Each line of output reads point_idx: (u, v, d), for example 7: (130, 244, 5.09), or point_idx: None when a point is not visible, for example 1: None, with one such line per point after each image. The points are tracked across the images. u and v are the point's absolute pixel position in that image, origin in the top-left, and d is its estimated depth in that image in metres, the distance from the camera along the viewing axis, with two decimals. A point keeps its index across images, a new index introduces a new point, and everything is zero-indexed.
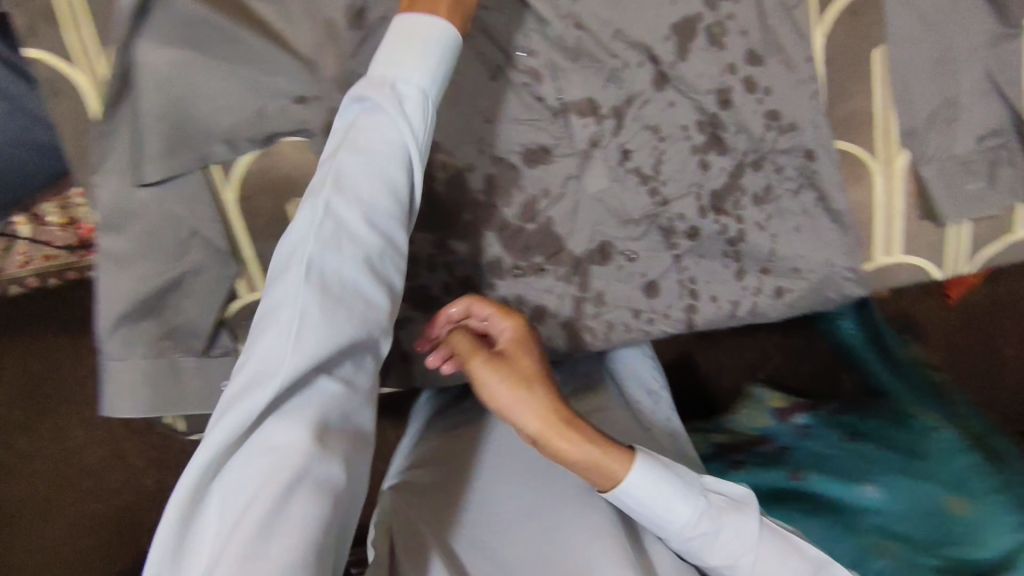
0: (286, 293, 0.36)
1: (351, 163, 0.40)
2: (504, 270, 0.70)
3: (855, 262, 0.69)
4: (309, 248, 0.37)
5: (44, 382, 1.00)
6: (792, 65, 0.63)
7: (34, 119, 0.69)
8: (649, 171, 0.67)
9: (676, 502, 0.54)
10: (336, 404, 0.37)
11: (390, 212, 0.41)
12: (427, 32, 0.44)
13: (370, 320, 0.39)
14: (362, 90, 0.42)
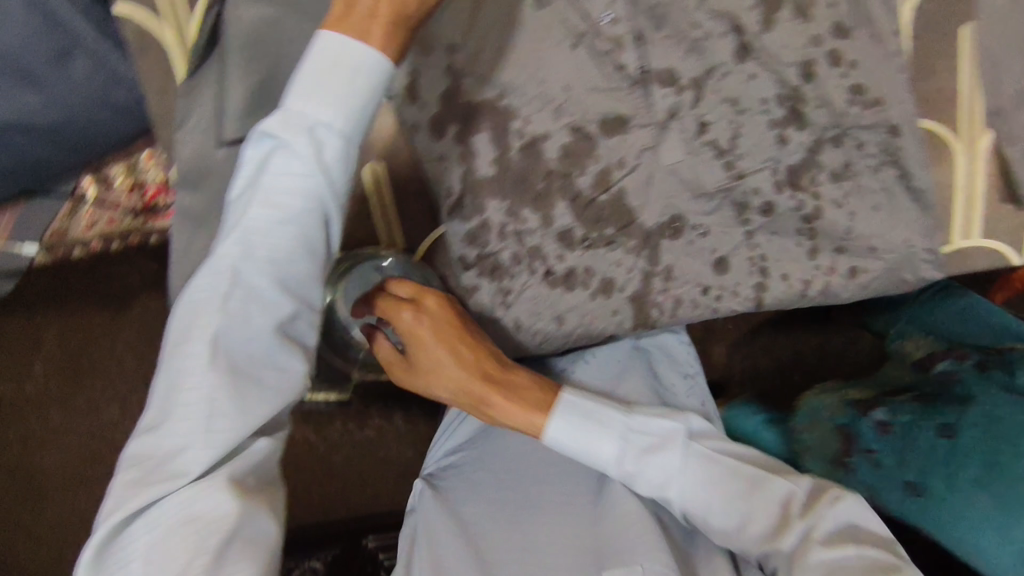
0: (195, 370, 0.47)
1: (261, 243, 0.49)
2: (574, 241, 0.69)
3: (934, 243, 0.68)
4: (215, 327, 0.48)
5: (70, 362, 1.05)
6: (880, 38, 0.63)
7: (118, 80, 0.71)
8: (726, 144, 0.66)
9: (593, 443, 0.64)
10: (255, 459, 0.51)
11: (302, 279, 0.51)
12: (354, 65, 0.49)
13: (284, 382, 0.51)
14: (282, 134, 0.49)
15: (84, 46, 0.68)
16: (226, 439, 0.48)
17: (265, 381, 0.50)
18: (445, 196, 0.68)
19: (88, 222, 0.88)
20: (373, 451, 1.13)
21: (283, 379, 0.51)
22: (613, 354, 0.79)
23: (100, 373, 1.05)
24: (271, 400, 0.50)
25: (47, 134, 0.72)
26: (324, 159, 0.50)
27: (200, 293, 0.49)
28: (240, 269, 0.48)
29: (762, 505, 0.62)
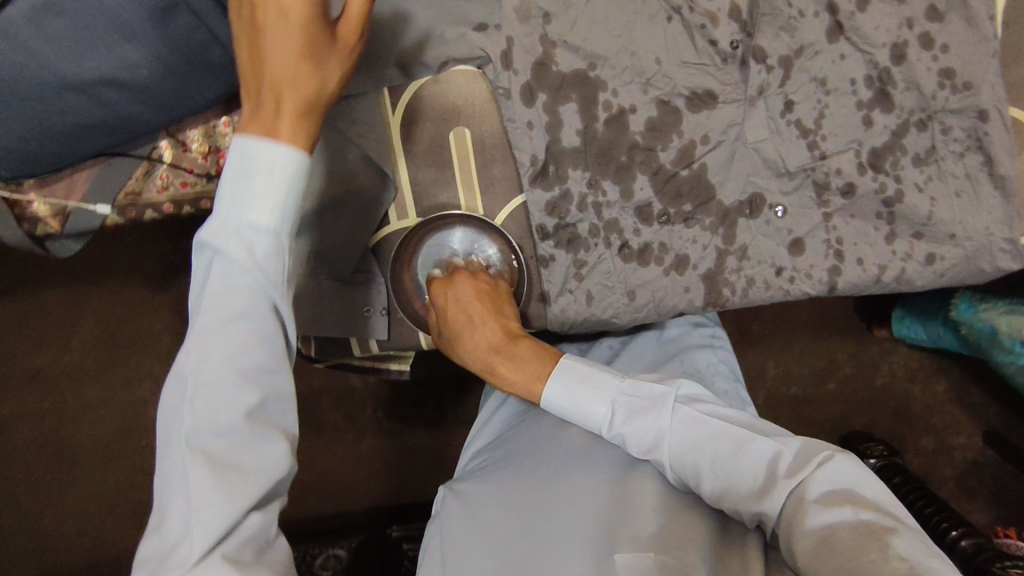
0: (178, 470, 0.44)
1: (212, 343, 0.45)
2: (651, 216, 0.69)
3: (1015, 233, 0.67)
4: (186, 426, 0.44)
5: (120, 336, 1.16)
6: (975, 22, 0.63)
7: (213, 37, 0.74)
8: (810, 124, 0.67)
9: (578, 400, 0.63)
10: (252, 539, 0.46)
11: (269, 363, 0.46)
12: (270, 161, 0.44)
13: (266, 465, 0.46)
14: (213, 237, 0.45)
15: (187, 3, 0.71)
16: (213, 531, 0.43)
17: (249, 467, 0.45)
18: (528, 164, 0.69)
19: (162, 184, 0.86)
20: (401, 438, 1.15)
21: (270, 464, 0.46)
22: (651, 340, 0.79)
23: (141, 347, 1.16)
24: (257, 486, 0.45)
25: (139, 91, 0.74)
26: (257, 257, 0.45)
27: (172, 397, 0.46)
28: (199, 369, 0.45)
29: (751, 467, 0.56)
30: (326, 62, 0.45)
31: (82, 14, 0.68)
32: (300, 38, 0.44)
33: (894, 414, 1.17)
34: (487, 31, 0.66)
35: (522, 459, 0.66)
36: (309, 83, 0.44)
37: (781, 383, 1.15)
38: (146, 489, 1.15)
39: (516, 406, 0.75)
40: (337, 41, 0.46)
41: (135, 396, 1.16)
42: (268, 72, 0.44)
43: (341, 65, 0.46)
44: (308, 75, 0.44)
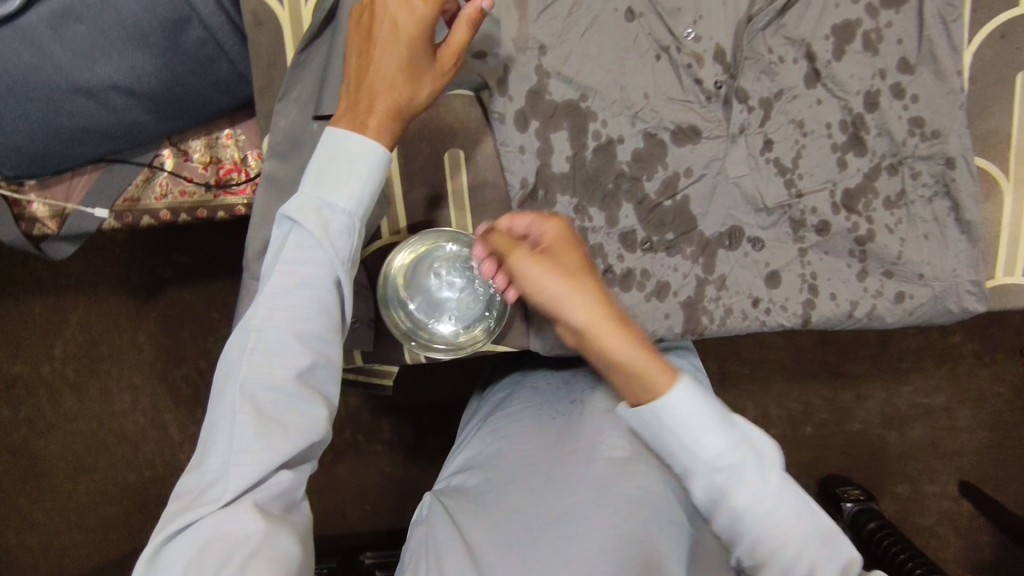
0: (229, 413, 0.51)
1: (279, 300, 0.53)
2: (635, 242, 0.72)
3: (980, 276, 0.70)
4: (243, 374, 0.52)
5: (100, 346, 1.17)
6: (944, 75, 0.67)
7: (222, 52, 0.77)
8: (788, 163, 0.70)
9: (697, 433, 0.55)
10: (281, 491, 0.53)
11: (321, 334, 0.55)
12: (353, 148, 0.55)
13: (306, 424, 0.53)
14: (294, 209, 0.54)
15: (200, 18, 0.74)
16: (250, 472, 0.50)
17: (290, 424, 0.53)
18: (518, 186, 0.71)
19: (160, 193, 0.87)
20: (379, 462, 1.15)
21: (308, 424, 0.53)
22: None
23: (122, 359, 1.17)
24: (296, 440, 0.53)
25: (147, 99, 0.77)
26: (330, 232, 0.55)
27: (234, 350, 0.54)
28: (263, 324, 0.53)
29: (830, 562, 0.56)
30: (421, 76, 0.57)
31: (96, 20, 0.71)
32: (406, 55, 0.56)
33: (867, 457, 1.18)
34: (485, 59, 0.68)
35: (521, 473, 0.66)
36: (402, 93, 0.57)
37: (758, 425, 1.17)
38: (122, 502, 1.18)
39: (516, 412, 0.75)
40: (434, 63, 0.58)
41: (110, 409, 1.17)
42: (373, 77, 0.57)
43: (430, 82, 0.58)
44: (403, 87, 0.57)
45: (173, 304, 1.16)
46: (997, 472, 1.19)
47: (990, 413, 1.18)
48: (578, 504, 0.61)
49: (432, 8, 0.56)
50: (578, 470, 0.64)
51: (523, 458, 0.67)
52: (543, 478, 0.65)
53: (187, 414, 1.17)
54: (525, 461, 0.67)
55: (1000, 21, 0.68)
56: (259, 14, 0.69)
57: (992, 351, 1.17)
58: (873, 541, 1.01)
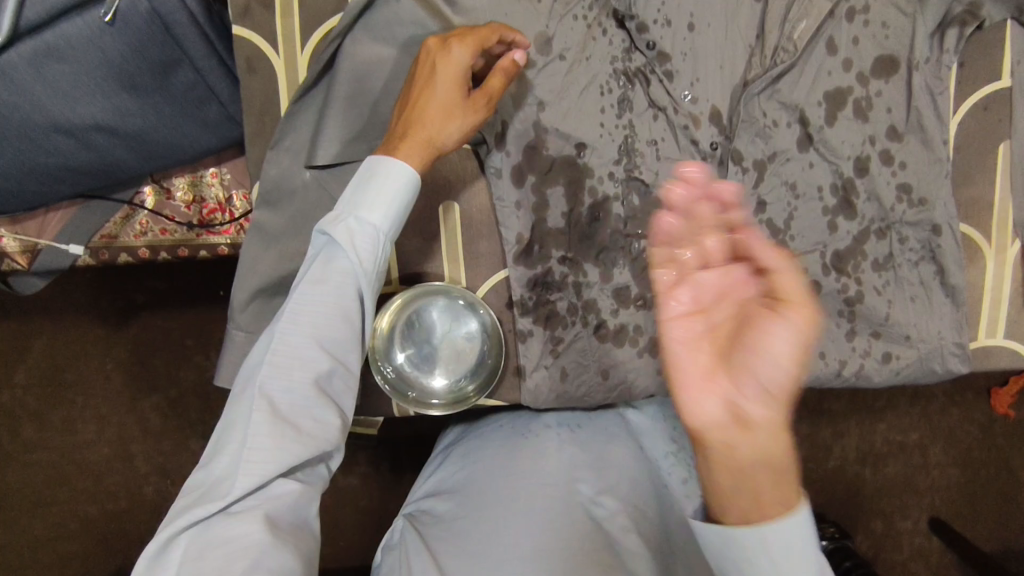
0: (245, 414, 0.51)
1: (304, 307, 0.53)
2: (629, 299, 0.71)
3: (963, 338, 0.72)
4: (262, 376, 0.52)
5: (65, 377, 1.12)
6: (931, 145, 0.69)
7: (212, 94, 0.76)
8: (781, 224, 0.71)
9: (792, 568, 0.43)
10: (288, 501, 0.52)
11: (342, 344, 0.55)
12: (387, 168, 0.56)
13: (319, 431, 0.53)
14: (328, 224, 0.55)
15: (191, 61, 0.72)
16: (258, 477, 0.50)
17: (303, 428, 0.52)
18: (513, 242, 0.70)
19: (139, 230, 0.85)
20: (355, 497, 1.13)
21: (322, 431, 0.53)
22: (604, 418, 0.79)
23: (88, 389, 1.12)
24: (308, 447, 0.52)
25: (130, 140, 0.75)
26: (356, 243, 0.55)
27: (258, 355, 0.54)
28: (286, 328, 0.53)
29: None
30: (450, 110, 0.59)
31: (80, 61, 0.68)
32: (442, 92, 0.58)
33: (842, 492, 1.19)
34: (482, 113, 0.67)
35: (495, 492, 0.67)
36: (433, 126, 0.58)
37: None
38: (83, 537, 1.13)
39: (490, 434, 0.77)
40: (467, 102, 0.59)
41: (73, 439, 1.13)
42: (410, 112, 0.59)
43: (462, 119, 0.59)
44: (435, 120, 0.58)
45: (146, 330, 1.12)
46: (966, 514, 1.21)
47: (961, 451, 1.20)
48: (546, 522, 0.63)
49: (468, 52, 0.59)
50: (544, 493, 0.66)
51: (503, 477, 0.69)
52: (516, 499, 0.66)
53: (153, 447, 1.12)
54: (506, 480, 0.68)
55: (983, 94, 0.71)
56: (252, 60, 0.68)
57: (964, 394, 1.19)
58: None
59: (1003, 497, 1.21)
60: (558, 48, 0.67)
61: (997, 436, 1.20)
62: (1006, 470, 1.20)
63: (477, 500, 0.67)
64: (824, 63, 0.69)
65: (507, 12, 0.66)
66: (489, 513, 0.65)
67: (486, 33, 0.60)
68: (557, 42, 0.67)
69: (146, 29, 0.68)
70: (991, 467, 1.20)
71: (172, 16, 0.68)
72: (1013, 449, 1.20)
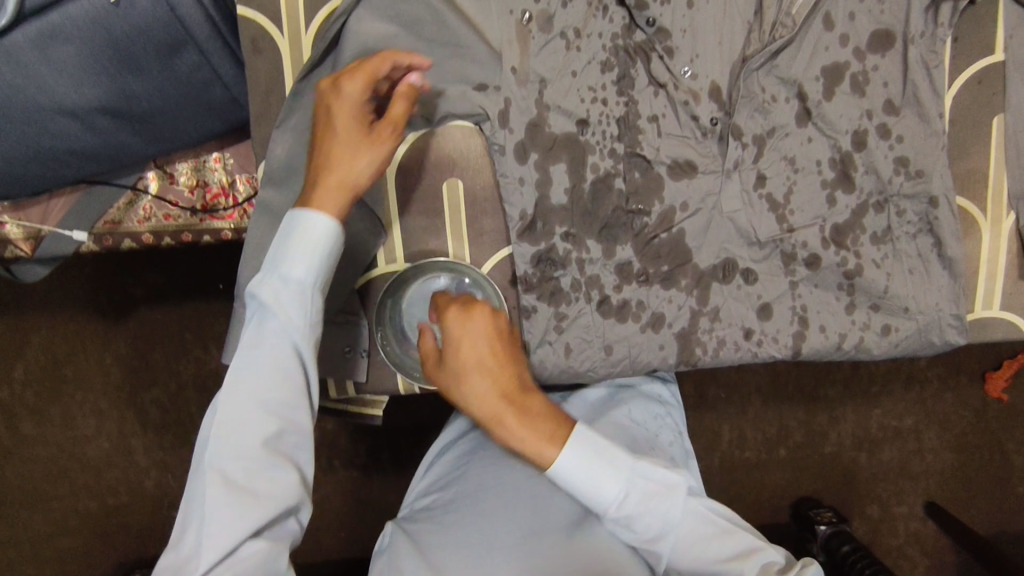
0: (200, 490, 0.52)
1: (239, 376, 0.54)
2: (631, 274, 0.73)
3: (961, 310, 0.73)
4: (207, 451, 0.53)
5: (66, 371, 1.12)
6: (927, 117, 0.70)
7: (217, 76, 0.76)
8: (780, 198, 0.72)
9: (592, 498, 0.62)
10: (258, 563, 0.52)
11: (287, 400, 0.55)
12: (305, 226, 0.56)
13: (276, 491, 0.53)
14: (254, 292, 0.56)
15: (196, 43, 0.73)
16: (219, 546, 0.50)
17: (259, 492, 0.52)
18: (517, 219, 0.71)
19: (143, 216, 0.85)
20: (356, 487, 1.13)
21: (279, 490, 0.53)
22: (587, 396, 0.80)
23: (88, 382, 1.12)
24: (266, 507, 0.52)
25: (134, 122, 0.76)
26: (283, 303, 0.56)
27: (206, 428, 0.55)
28: (223, 399, 0.54)
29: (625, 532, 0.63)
30: (356, 146, 0.59)
31: (87, 42, 0.68)
32: (342, 132, 0.59)
33: (838, 474, 1.21)
34: (486, 91, 0.68)
35: (470, 504, 0.66)
36: (343, 163, 0.59)
37: (736, 448, 1.19)
38: (86, 530, 1.14)
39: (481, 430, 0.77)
40: (372, 134, 0.60)
41: (76, 433, 1.13)
42: (320, 154, 0.60)
43: (370, 151, 0.59)
44: (342, 157, 0.59)
45: (143, 324, 1.11)
46: (964, 494, 1.22)
47: (957, 434, 1.21)
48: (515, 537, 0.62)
49: (359, 88, 0.60)
50: (522, 510, 0.65)
51: (481, 485, 0.68)
52: (491, 513, 0.65)
53: (153, 441, 1.13)
54: (487, 488, 0.67)
55: (978, 67, 0.72)
56: (257, 41, 0.68)
57: (961, 376, 1.21)
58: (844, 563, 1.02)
59: (998, 481, 1.22)
60: (559, 25, 0.68)
61: (994, 415, 1.21)
62: (1002, 449, 1.22)
63: (452, 506, 0.68)
64: (821, 38, 0.69)
65: None
66: (462, 521, 0.65)
67: (375, 63, 0.60)
68: (558, 20, 0.68)
69: (151, 9, 0.68)
70: (990, 446, 1.22)
71: None
72: (1009, 428, 1.22)
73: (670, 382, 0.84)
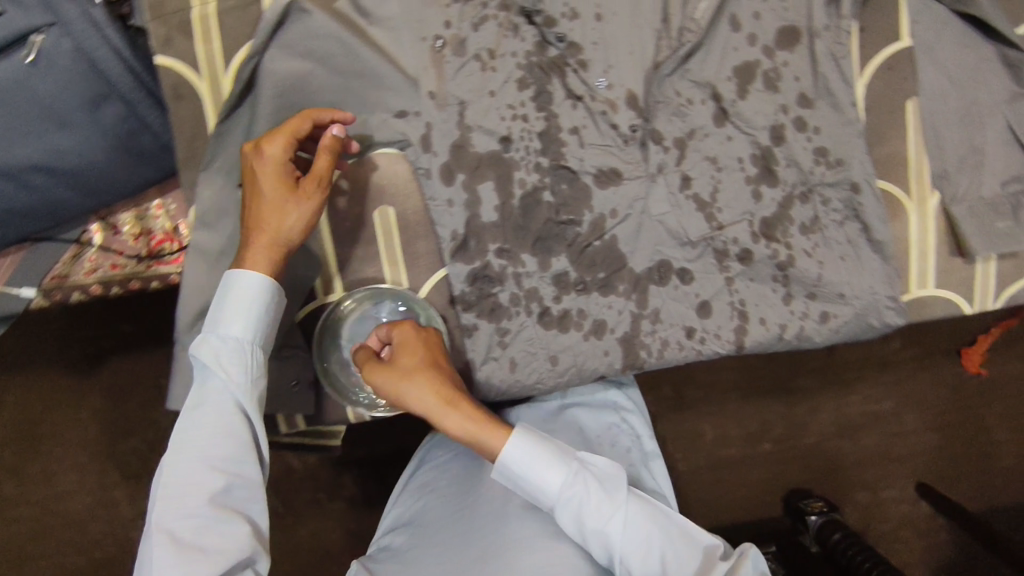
0: (150, 552, 0.54)
1: (184, 436, 0.56)
2: (568, 283, 0.73)
3: (896, 292, 0.74)
4: (156, 513, 0.54)
5: (40, 428, 1.11)
6: (840, 107, 0.72)
7: (146, 126, 0.77)
8: (707, 198, 0.73)
9: (545, 481, 0.61)
10: None
11: (233, 456, 0.57)
12: (239, 286, 0.59)
13: (228, 546, 0.55)
14: (193, 354, 0.58)
15: (120, 95, 0.73)
16: None
17: (210, 549, 0.54)
18: (448, 239, 0.72)
19: (90, 267, 0.84)
20: (336, 523, 1.12)
21: (231, 544, 0.55)
22: (540, 408, 0.80)
23: (65, 437, 1.12)
24: (218, 561, 0.54)
25: (68, 177, 0.76)
26: (222, 363, 0.57)
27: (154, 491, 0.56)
28: (169, 460, 0.55)
29: (580, 520, 0.61)
30: (284, 205, 0.60)
31: (13, 105, 0.70)
32: (268, 192, 0.60)
33: (820, 465, 1.20)
34: (406, 118, 0.70)
35: (432, 541, 0.67)
36: (272, 223, 0.60)
37: (718, 445, 1.19)
38: None
39: (440, 460, 0.78)
40: (297, 190, 0.60)
41: (55, 490, 1.12)
42: (249, 217, 0.60)
43: (298, 208, 0.60)
44: (271, 218, 0.60)
45: (117, 374, 1.11)
46: (951, 473, 1.22)
47: (933, 413, 1.22)
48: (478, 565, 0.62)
49: (282, 147, 0.61)
50: (480, 536, 0.65)
51: (443, 521, 0.69)
52: (453, 545, 0.65)
53: (135, 491, 1.13)
54: (448, 524, 0.68)
55: (887, 54, 0.74)
56: (178, 88, 0.69)
57: (932, 353, 1.21)
58: (838, 552, 1.02)
59: (980, 455, 1.22)
60: (472, 48, 0.69)
61: (968, 388, 1.22)
62: (980, 423, 1.22)
63: (418, 541, 0.68)
64: (730, 40, 0.71)
65: (419, 18, 0.68)
66: (427, 556, 0.66)
67: (296, 122, 0.61)
68: (471, 44, 0.69)
69: (70, 66, 0.70)
70: (967, 421, 1.22)
71: (96, 53, 0.70)
72: (983, 400, 1.22)
73: (632, 389, 0.84)
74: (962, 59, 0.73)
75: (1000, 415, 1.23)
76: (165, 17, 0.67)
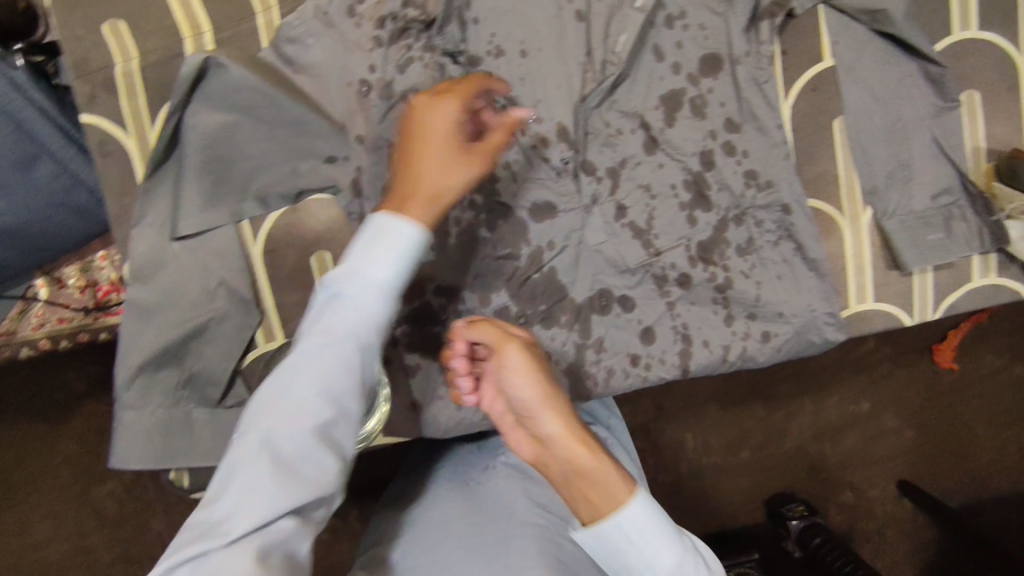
0: (243, 456, 0.43)
1: (316, 352, 0.47)
2: (510, 317, 0.73)
3: (833, 308, 0.75)
4: (266, 422, 0.44)
5: (15, 474, 1.06)
6: (765, 131, 0.73)
7: (78, 181, 0.76)
8: (642, 225, 0.74)
9: (655, 552, 0.49)
10: (287, 544, 0.43)
11: (351, 389, 0.47)
12: (391, 230, 0.51)
13: (321, 477, 0.44)
14: (333, 275, 0.50)
15: (49, 153, 0.73)
16: (258, 512, 0.41)
17: (302, 475, 0.44)
18: None
19: (37, 322, 0.85)
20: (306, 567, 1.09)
21: (326, 476, 0.45)
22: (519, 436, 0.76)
23: (38, 483, 1.06)
24: (310, 489, 0.43)
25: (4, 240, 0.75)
26: (355, 298, 0.49)
27: (260, 397, 0.46)
28: (293, 369, 0.46)
29: None
30: (454, 165, 0.62)
31: None
32: (436, 146, 0.63)
33: (800, 475, 1.19)
34: (335, 163, 0.71)
35: (444, 542, 0.54)
36: (443, 174, 0.62)
37: (700, 455, 1.17)
38: None
39: (454, 475, 0.68)
40: (466, 151, 0.63)
41: (29, 541, 1.07)
42: (415, 167, 0.62)
43: (467, 168, 0.63)
44: (437, 170, 0.62)
45: (91, 418, 1.06)
46: (934, 469, 1.21)
47: (911, 412, 1.20)
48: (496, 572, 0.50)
49: (460, 108, 0.63)
50: (501, 540, 0.53)
51: (455, 522, 0.57)
52: (467, 549, 0.53)
53: (111, 536, 1.07)
54: (464, 524, 0.56)
55: (812, 74, 0.75)
56: (104, 144, 0.69)
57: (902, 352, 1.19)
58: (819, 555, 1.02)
59: (962, 450, 1.21)
60: (399, 90, 0.69)
61: (944, 383, 1.20)
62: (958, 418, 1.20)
63: (434, 541, 0.55)
64: (654, 70, 0.73)
65: (343, 64, 0.69)
66: (437, 558, 0.53)
67: (470, 84, 0.64)
68: (398, 86, 0.70)
69: None
70: (944, 416, 1.20)
71: (21, 114, 0.71)
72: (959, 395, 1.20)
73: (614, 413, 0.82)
74: (883, 78, 0.75)
75: (979, 413, 1.20)
76: (89, 75, 0.68)
